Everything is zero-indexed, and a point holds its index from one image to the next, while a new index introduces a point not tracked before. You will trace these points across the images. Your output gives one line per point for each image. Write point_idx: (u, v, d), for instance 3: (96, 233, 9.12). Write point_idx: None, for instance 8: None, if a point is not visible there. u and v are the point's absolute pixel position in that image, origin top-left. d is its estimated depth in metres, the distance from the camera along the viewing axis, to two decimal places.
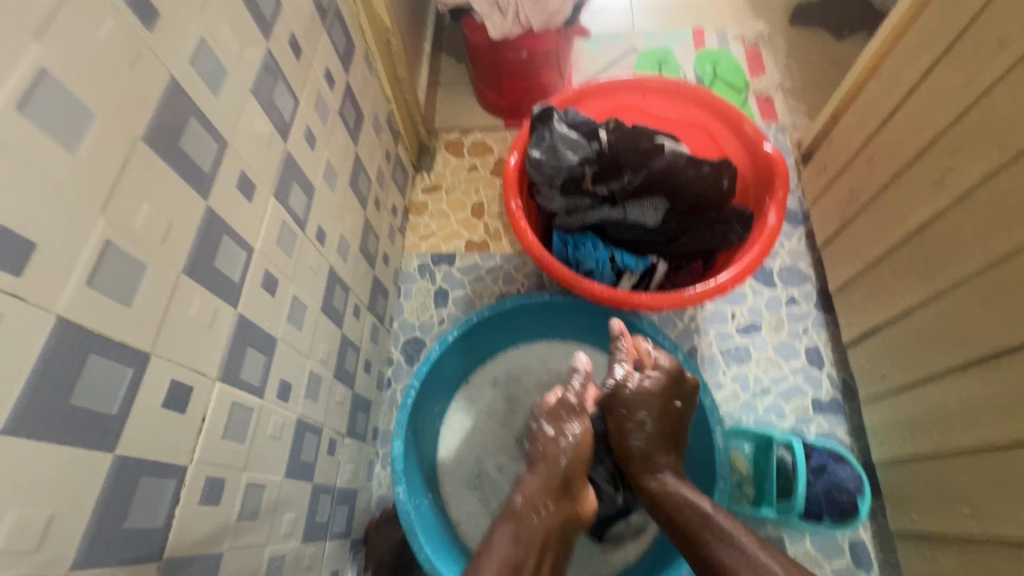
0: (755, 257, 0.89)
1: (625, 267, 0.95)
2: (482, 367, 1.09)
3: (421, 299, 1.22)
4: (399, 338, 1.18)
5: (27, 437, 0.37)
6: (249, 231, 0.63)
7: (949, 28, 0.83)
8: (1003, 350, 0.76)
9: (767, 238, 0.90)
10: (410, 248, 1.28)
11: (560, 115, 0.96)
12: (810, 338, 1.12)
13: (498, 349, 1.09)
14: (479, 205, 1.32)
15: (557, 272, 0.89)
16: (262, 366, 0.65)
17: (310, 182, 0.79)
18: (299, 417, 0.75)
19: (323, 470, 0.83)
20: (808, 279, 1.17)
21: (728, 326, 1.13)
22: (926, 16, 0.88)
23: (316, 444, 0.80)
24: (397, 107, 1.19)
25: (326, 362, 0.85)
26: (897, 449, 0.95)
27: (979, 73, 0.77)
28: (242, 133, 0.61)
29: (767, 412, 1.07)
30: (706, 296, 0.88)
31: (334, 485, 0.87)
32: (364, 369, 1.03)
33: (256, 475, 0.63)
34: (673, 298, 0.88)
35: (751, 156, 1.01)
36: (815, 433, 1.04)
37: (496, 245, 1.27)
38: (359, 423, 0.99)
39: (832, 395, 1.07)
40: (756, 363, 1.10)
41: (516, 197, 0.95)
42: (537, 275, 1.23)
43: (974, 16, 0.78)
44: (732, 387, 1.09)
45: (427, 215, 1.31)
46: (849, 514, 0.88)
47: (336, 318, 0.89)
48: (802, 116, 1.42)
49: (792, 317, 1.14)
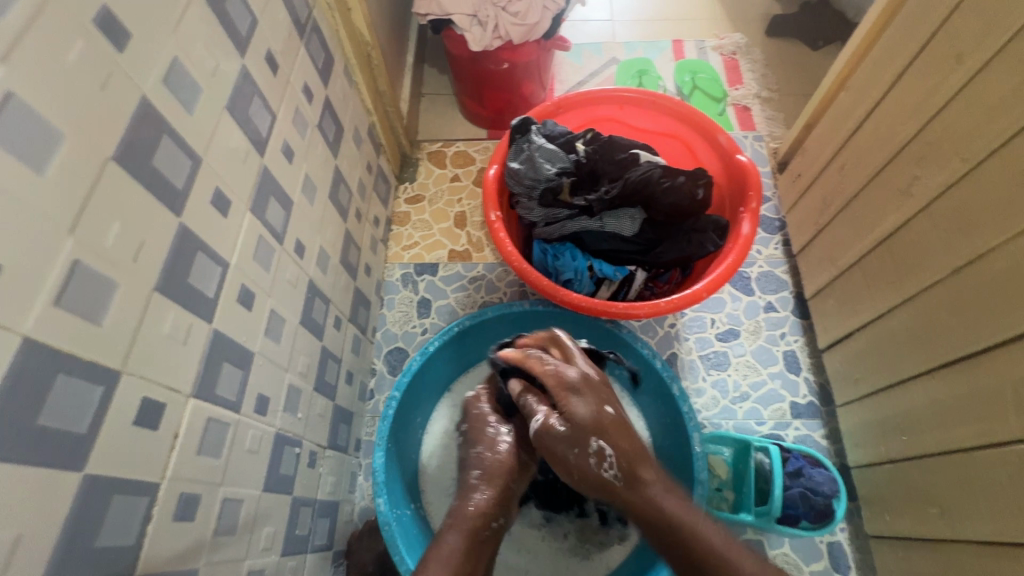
0: (730, 265, 0.91)
1: (604, 276, 0.97)
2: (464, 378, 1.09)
3: (404, 309, 1.22)
4: (381, 348, 1.19)
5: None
6: (225, 246, 0.63)
7: (912, 43, 0.86)
8: (968, 353, 0.78)
9: (742, 246, 0.92)
10: (393, 259, 1.28)
11: (538, 128, 0.98)
12: (788, 344, 1.14)
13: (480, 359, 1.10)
14: (462, 215, 1.33)
15: (536, 282, 0.90)
16: (238, 380, 0.65)
17: (288, 196, 0.79)
18: (278, 430, 0.75)
19: (303, 483, 0.82)
20: (784, 285, 1.19)
21: (708, 333, 1.15)
22: (890, 31, 0.91)
23: (296, 457, 0.80)
24: (378, 119, 1.19)
25: (306, 374, 0.85)
26: (871, 451, 0.97)
27: (939, 86, 0.81)
28: (218, 149, 0.62)
29: (746, 417, 1.08)
30: (682, 304, 0.89)
31: (314, 498, 0.87)
32: (346, 380, 1.03)
33: (233, 489, 0.63)
34: (650, 307, 0.90)
35: (726, 165, 1.03)
36: (793, 437, 1.06)
37: (479, 255, 1.28)
38: (341, 434, 0.99)
39: (809, 399, 1.09)
40: (734, 368, 1.12)
41: (495, 208, 0.96)
42: (519, 284, 1.24)
43: (934, 31, 0.82)
44: (711, 393, 1.10)
45: (409, 226, 1.32)
46: (825, 516, 0.89)
47: (316, 330, 0.89)
48: (778, 125, 1.46)
49: (769, 323, 1.16)
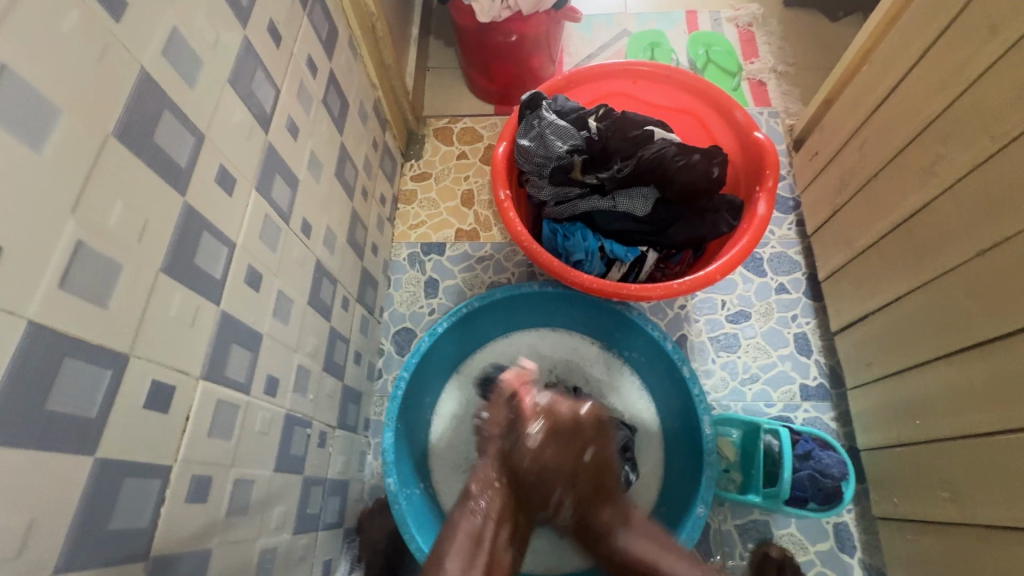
0: (744, 246, 0.89)
1: (615, 257, 0.95)
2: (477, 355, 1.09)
3: (411, 289, 1.21)
4: (389, 329, 1.18)
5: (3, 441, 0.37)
6: (231, 226, 0.62)
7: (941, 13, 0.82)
8: (983, 340, 0.77)
9: (757, 228, 0.90)
10: (400, 238, 1.27)
11: (549, 103, 0.94)
12: (799, 326, 1.13)
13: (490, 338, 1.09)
14: (469, 193, 1.30)
15: (546, 263, 0.88)
16: (247, 362, 0.65)
17: (293, 174, 0.77)
18: (287, 412, 0.74)
19: (314, 463, 0.83)
20: (797, 266, 1.17)
21: (718, 314, 1.14)
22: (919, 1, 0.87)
23: (306, 438, 0.80)
24: (384, 94, 1.16)
25: (314, 355, 0.84)
26: (882, 434, 0.96)
27: (970, 60, 0.77)
28: (221, 125, 0.60)
29: (755, 398, 1.08)
30: (695, 286, 0.88)
31: (325, 477, 0.87)
32: (354, 360, 1.03)
33: (244, 470, 0.63)
34: (662, 288, 0.88)
35: (742, 142, 0.99)
36: (803, 420, 1.06)
37: (486, 234, 1.26)
38: (350, 414, 0.99)
39: (820, 381, 1.08)
40: (745, 350, 1.11)
41: (504, 186, 0.94)
42: (528, 264, 1.22)
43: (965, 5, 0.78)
44: (721, 374, 1.10)
45: (416, 204, 1.30)
46: (833, 499, 0.89)
47: (324, 311, 0.88)
48: (794, 101, 1.41)
49: (781, 305, 1.14)
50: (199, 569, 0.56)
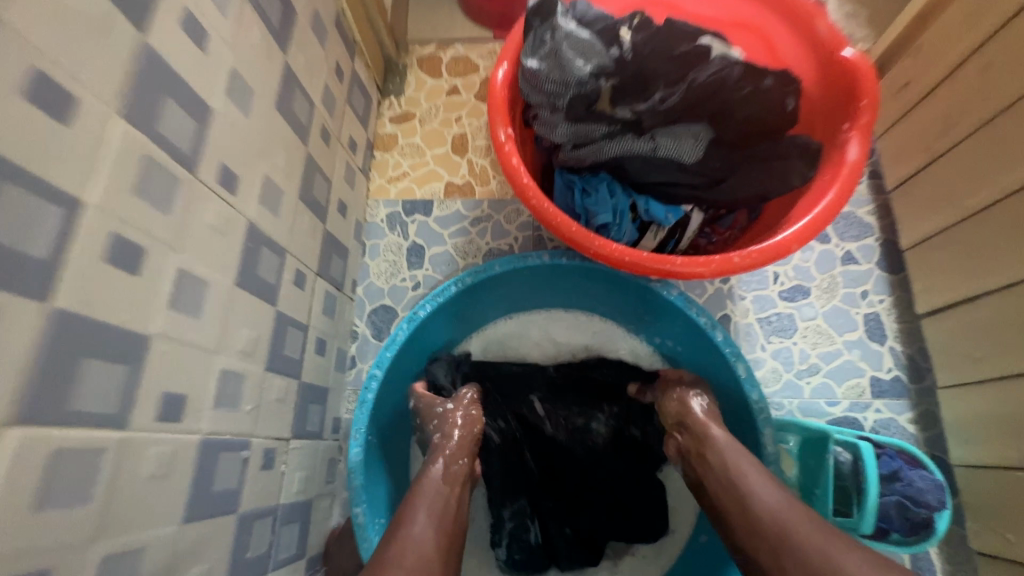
0: (829, 206, 0.66)
1: (651, 220, 0.72)
2: (472, 340, 0.88)
3: (391, 258, 0.99)
4: (364, 307, 0.96)
5: None
6: (72, 175, 0.39)
7: None
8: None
9: (847, 179, 0.67)
10: (376, 194, 1.03)
11: (567, 8, 0.69)
12: (871, 305, 0.91)
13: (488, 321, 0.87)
14: (461, 137, 1.05)
15: (561, 228, 0.66)
16: (121, 382, 0.43)
17: (200, 102, 0.53)
18: (205, 437, 0.54)
19: (255, 493, 0.63)
20: (869, 230, 0.94)
21: (769, 290, 0.92)
22: None
23: (241, 464, 0.60)
24: (350, 6, 0.90)
25: (253, 353, 0.63)
26: (991, 451, 0.75)
27: None
28: (29, 1, 0.35)
29: (815, 396, 0.87)
30: (763, 259, 0.65)
31: (276, 505, 0.68)
32: (317, 349, 0.82)
33: (121, 538, 0.43)
34: (720, 260, 0.64)
35: (823, 66, 0.74)
36: (873, 422, 0.86)
37: (483, 189, 1.02)
38: (313, 418, 0.80)
39: (895, 374, 0.87)
40: (802, 335, 0.90)
41: (506, 124, 0.70)
42: (534, 227, 0.99)
43: None
44: (772, 365, 0.89)
45: (396, 152, 1.05)
46: (924, 534, 0.69)
47: (266, 292, 0.66)
48: (868, 22, 1.13)
49: (848, 279, 0.92)
50: None
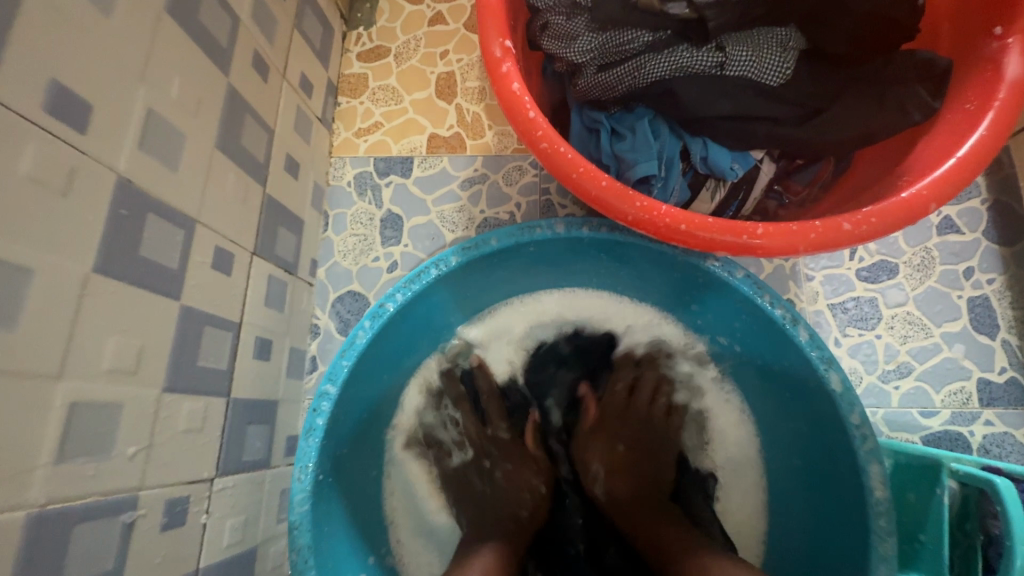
0: (983, 146, 0.45)
1: (709, 172, 0.52)
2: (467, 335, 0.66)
3: (361, 232, 0.78)
4: (327, 294, 0.76)
5: None
6: None
7: None
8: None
9: (1009, 105, 0.45)
10: (341, 150, 0.81)
11: None
12: (977, 286, 0.70)
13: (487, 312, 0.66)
14: (448, 77, 0.83)
15: (585, 182, 0.45)
16: None
17: None
18: (34, 512, 0.35)
19: (150, 567, 0.45)
20: (975, 190, 0.73)
21: (845, 268, 0.72)
22: None
23: (121, 535, 0.41)
24: None
25: (137, 372, 0.43)
26: None
27: None
28: None
29: (905, 404, 0.68)
30: (885, 226, 0.44)
31: (193, 571, 0.50)
32: (259, 353, 0.62)
33: None
34: (822, 228, 0.44)
35: None
36: (982, 439, 0.66)
37: (476, 143, 0.80)
38: (255, 443, 0.61)
39: (1010, 376, 0.68)
40: (888, 326, 0.70)
41: (503, 34, 0.49)
42: (542, 190, 0.77)
43: None
44: (849, 365, 0.69)
45: (365, 96, 0.83)
46: None
47: (162, 282, 0.46)
48: None
49: (947, 253, 0.71)
50: None
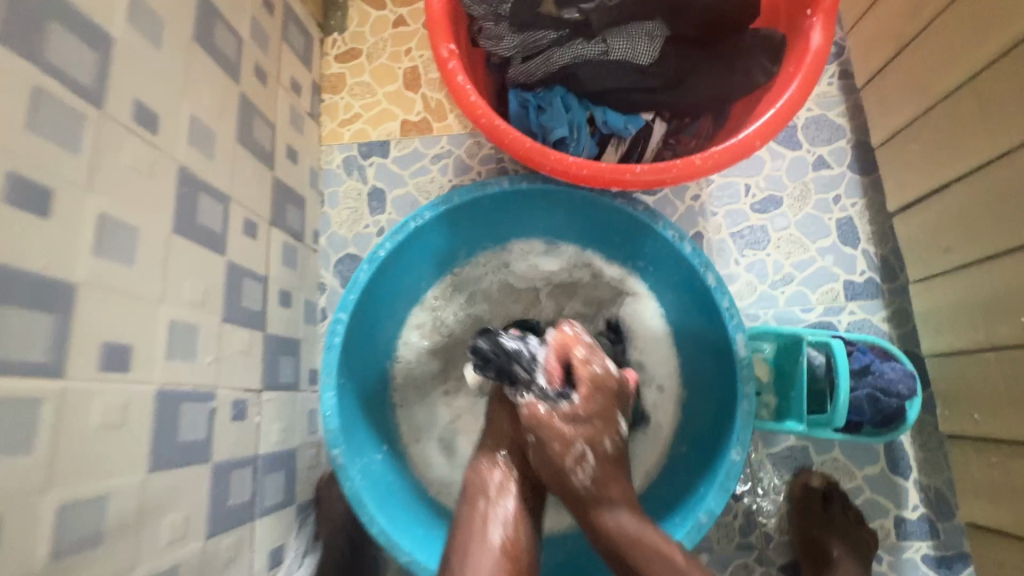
0: (793, 98, 0.63)
1: (610, 133, 0.69)
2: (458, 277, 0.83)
3: (352, 206, 0.95)
4: (329, 258, 0.93)
5: None
6: None
7: None
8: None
9: (810, 68, 0.63)
10: (329, 139, 0.98)
11: None
12: (843, 209, 0.89)
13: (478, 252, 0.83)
14: (413, 71, 0.99)
15: (514, 144, 0.63)
16: (46, 331, 0.41)
17: (97, 29, 0.49)
18: (159, 389, 0.52)
19: (228, 443, 0.63)
20: (841, 133, 0.91)
21: (741, 204, 0.90)
22: None
23: (206, 416, 0.59)
24: None
25: (204, 305, 0.60)
26: (958, 338, 0.72)
27: None
28: None
29: (789, 304, 0.87)
30: (724, 159, 0.63)
31: (255, 454, 0.68)
32: (282, 302, 0.79)
33: (75, 489, 0.42)
34: (678, 167, 0.63)
35: None
36: (847, 325, 0.86)
37: (440, 125, 0.97)
38: (285, 370, 0.78)
39: (868, 276, 0.87)
40: (775, 246, 0.89)
41: (447, 40, 0.65)
42: (497, 160, 0.95)
43: None
44: (746, 278, 0.88)
45: (345, 92, 0.99)
46: (893, 420, 0.71)
47: (212, 241, 0.63)
48: None
49: (820, 184, 0.90)
50: None
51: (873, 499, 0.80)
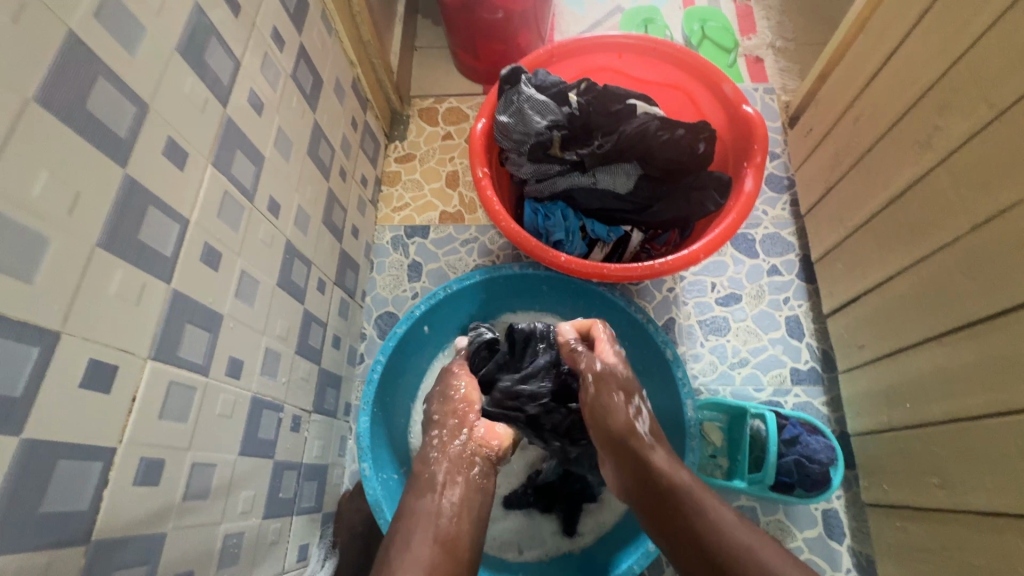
0: (730, 225, 0.85)
1: (597, 237, 0.93)
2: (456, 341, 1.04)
3: (395, 273, 1.19)
4: (371, 313, 1.16)
5: None
6: (183, 202, 0.59)
7: None
8: (952, 329, 0.74)
9: (744, 205, 0.86)
10: (383, 221, 1.24)
11: (528, 77, 0.90)
12: (791, 308, 1.09)
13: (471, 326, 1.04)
14: (454, 174, 1.28)
15: (525, 243, 0.85)
16: (205, 343, 0.62)
17: (258, 151, 0.75)
18: (253, 395, 0.73)
19: (286, 447, 0.81)
20: (790, 247, 1.13)
21: (707, 297, 1.10)
22: None
23: (276, 422, 0.79)
24: (363, 71, 1.13)
25: (286, 338, 0.82)
26: (872, 420, 0.90)
27: (960, 34, 0.71)
28: (168, 95, 0.57)
29: (744, 383, 1.05)
30: (678, 266, 0.84)
31: (300, 462, 0.86)
32: (333, 344, 1.01)
33: (202, 454, 0.62)
34: (643, 269, 0.85)
35: (731, 120, 0.95)
36: (792, 404, 1.03)
37: (471, 217, 1.23)
38: (329, 398, 0.98)
39: (811, 364, 1.05)
40: (734, 334, 1.08)
41: (482, 164, 0.90)
42: (513, 248, 1.19)
43: None
44: (709, 358, 1.07)
45: (399, 186, 1.27)
46: (821, 485, 0.87)
47: (297, 293, 0.86)
48: (792, 78, 1.34)
49: (773, 287, 1.10)
50: (148, 553, 0.54)
51: (811, 560, 0.92)
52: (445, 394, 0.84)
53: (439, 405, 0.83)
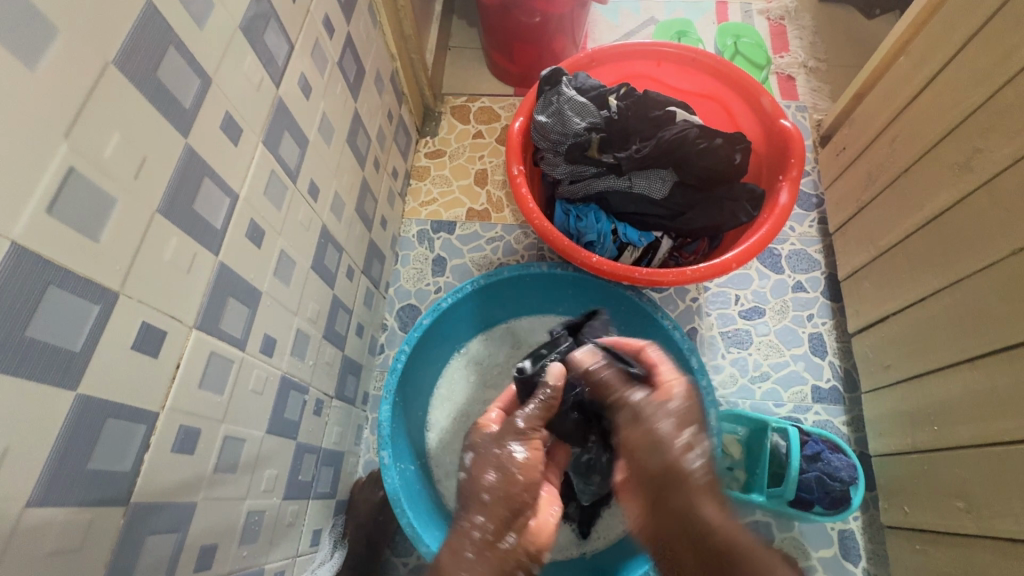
0: (764, 235, 0.85)
1: (627, 242, 0.92)
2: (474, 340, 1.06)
3: (419, 267, 1.20)
4: (393, 304, 1.16)
5: (4, 370, 0.36)
6: (234, 177, 0.60)
7: (977, 13, 0.77)
8: (987, 352, 0.73)
9: (778, 217, 0.86)
10: (410, 214, 1.24)
11: (569, 79, 0.91)
12: (815, 326, 1.08)
13: (488, 326, 1.06)
14: (483, 172, 1.29)
15: (558, 241, 0.85)
16: (244, 318, 0.63)
17: (303, 134, 0.76)
18: (283, 374, 0.73)
19: (308, 429, 0.82)
20: (816, 265, 1.12)
21: (731, 309, 1.10)
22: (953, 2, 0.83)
23: (301, 403, 0.79)
24: (402, 66, 1.14)
25: (315, 321, 0.83)
26: (895, 441, 0.89)
27: (1006, 58, 0.72)
28: (229, 72, 0.57)
29: (764, 398, 1.04)
30: (710, 274, 0.84)
31: (320, 446, 0.87)
32: (357, 332, 1.01)
33: (234, 428, 0.62)
34: (675, 274, 0.85)
35: (766, 133, 0.96)
36: (812, 422, 1.02)
37: (498, 216, 1.24)
38: (349, 386, 0.98)
39: (833, 383, 1.04)
40: (756, 347, 1.07)
41: (518, 162, 0.91)
42: (538, 249, 1.20)
43: (994, 12, 0.74)
44: (730, 370, 1.06)
45: (428, 181, 1.28)
46: (840, 503, 0.86)
47: (328, 277, 0.86)
48: (824, 98, 1.35)
49: (797, 303, 1.10)
50: (178, 522, 0.54)
51: None
52: (506, 462, 0.66)
53: (493, 479, 0.65)
